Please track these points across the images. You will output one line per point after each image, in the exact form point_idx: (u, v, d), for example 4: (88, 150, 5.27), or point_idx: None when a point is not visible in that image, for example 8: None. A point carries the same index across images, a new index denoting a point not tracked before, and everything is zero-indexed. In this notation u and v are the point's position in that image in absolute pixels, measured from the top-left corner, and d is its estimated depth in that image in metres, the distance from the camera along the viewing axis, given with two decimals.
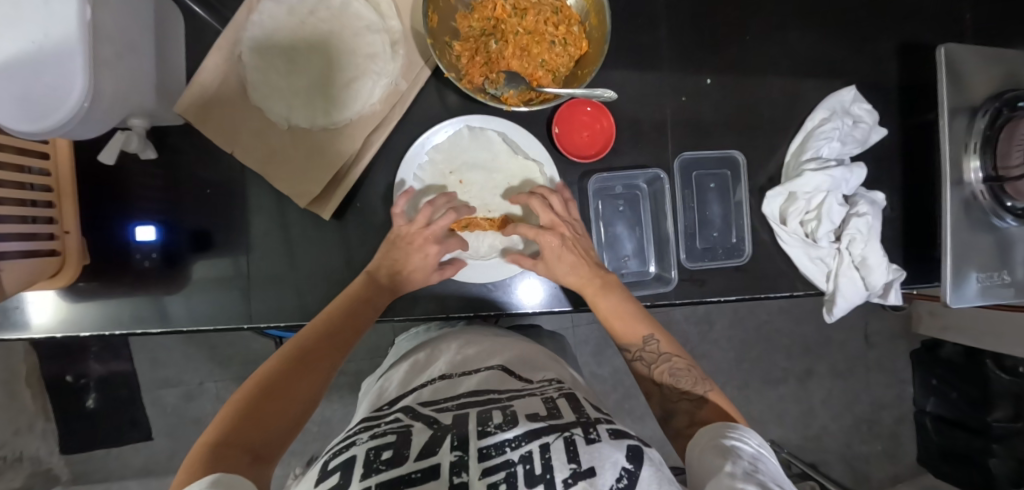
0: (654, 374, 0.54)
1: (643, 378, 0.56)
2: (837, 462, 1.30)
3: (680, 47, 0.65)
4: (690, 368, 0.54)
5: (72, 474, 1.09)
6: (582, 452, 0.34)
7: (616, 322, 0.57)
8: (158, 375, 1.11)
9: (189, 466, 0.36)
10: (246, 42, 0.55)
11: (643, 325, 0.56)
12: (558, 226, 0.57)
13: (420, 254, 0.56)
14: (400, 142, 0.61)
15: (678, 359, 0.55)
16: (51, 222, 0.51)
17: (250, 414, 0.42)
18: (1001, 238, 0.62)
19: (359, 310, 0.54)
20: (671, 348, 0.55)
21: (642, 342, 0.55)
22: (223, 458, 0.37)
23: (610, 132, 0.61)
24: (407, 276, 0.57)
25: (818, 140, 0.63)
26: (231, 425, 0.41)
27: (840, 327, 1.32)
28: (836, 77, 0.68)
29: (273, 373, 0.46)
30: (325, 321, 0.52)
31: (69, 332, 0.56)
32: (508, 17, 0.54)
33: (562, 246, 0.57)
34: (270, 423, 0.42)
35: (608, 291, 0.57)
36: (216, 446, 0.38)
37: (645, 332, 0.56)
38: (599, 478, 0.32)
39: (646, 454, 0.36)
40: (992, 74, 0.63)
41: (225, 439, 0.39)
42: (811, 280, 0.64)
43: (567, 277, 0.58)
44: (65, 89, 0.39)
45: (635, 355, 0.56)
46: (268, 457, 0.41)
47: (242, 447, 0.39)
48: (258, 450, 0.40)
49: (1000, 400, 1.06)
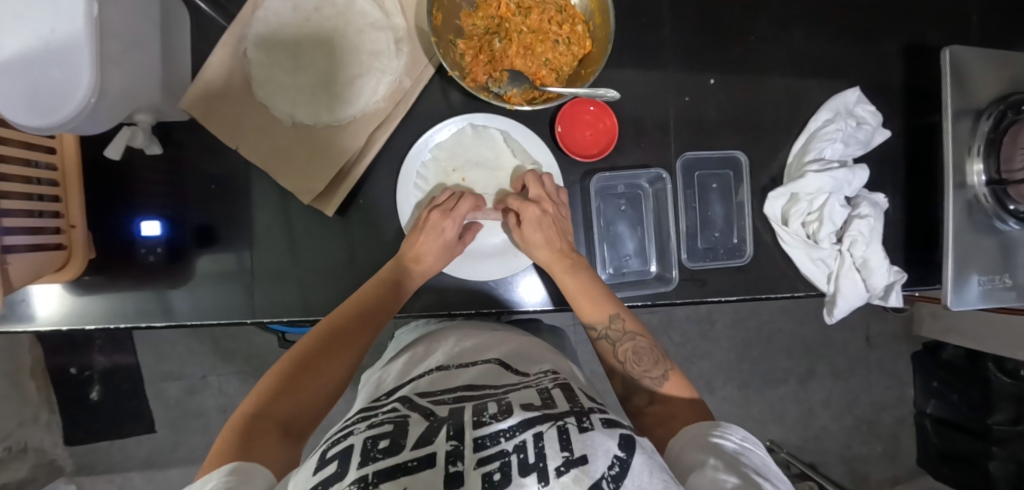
0: (617, 353, 0.55)
1: (607, 356, 0.56)
2: (836, 462, 1.31)
3: (684, 46, 0.65)
4: (653, 348, 0.54)
5: (76, 465, 1.11)
6: (574, 439, 0.34)
7: (583, 301, 0.56)
8: (162, 368, 1.12)
9: (224, 435, 0.39)
10: (252, 39, 0.55)
11: (609, 304, 0.56)
12: (543, 201, 0.58)
13: (439, 232, 0.56)
14: (404, 139, 0.61)
15: (642, 339, 0.55)
16: (57, 216, 0.52)
17: (281, 393, 0.44)
18: (1004, 241, 0.61)
19: (389, 294, 0.54)
20: (636, 328, 0.55)
21: (608, 320, 0.55)
22: (255, 431, 0.40)
23: (613, 132, 0.61)
24: (431, 258, 0.56)
25: (822, 141, 0.63)
26: (267, 400, 0.43)
27: (840, 328, 1.32)
28: (840, 77, 0.68)
29: (307, 352, 0.48)
30: (356, 303, 0.53)
31: (74, 324, 0.57)
32: (512, 16, 0.55)
33: (542, 218, 0.57)
34: (301, 401, 0.45)
35: (578, 270, 0.58)
36: (249, 420, 0.41)
37: (611, 311, 0.56)
38: (591, 465, 0.32)
39: (638, 443, 0.36)
40: (997, 76, 0.62)
41: (259, 414, 0.42)
42: (811, 281, 0.65)
43: (538, 249, 0.58)
44: (69, 81, 0.40)
45: (600, 333, 0.56)
46: (299, 433, 0.43)
47: (272, 422, 0.41)
48: (289, 427, 0.42)
49: (1000, 402, 1.05)
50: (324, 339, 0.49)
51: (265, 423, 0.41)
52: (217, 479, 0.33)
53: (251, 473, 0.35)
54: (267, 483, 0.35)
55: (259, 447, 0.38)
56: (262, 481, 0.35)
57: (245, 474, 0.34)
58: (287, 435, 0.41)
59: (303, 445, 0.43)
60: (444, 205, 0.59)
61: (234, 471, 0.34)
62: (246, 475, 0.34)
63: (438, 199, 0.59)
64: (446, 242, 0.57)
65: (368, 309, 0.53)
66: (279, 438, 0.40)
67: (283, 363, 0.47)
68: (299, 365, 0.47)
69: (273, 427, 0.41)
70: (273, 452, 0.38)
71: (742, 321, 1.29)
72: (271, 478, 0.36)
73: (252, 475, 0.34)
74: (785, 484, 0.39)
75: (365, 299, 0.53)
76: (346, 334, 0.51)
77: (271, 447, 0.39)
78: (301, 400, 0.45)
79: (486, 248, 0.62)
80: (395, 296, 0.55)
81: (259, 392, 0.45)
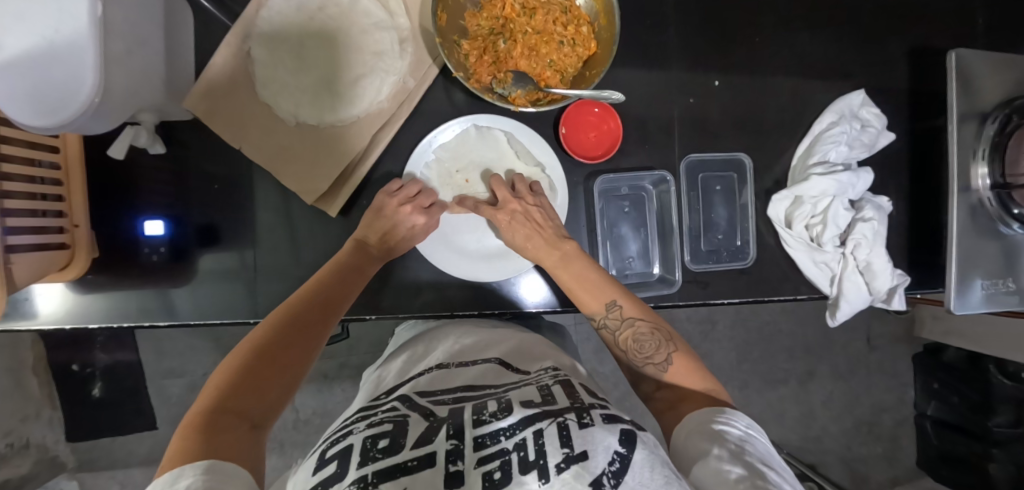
0: (619, 341, 0.54)
1: (612, 345, 0.55)
2: (836, 463, 1.31)
3: (689, 47, 0.64)
4: (655, 331, 0.52)
5: (77, 460, 1.11)
6: (575, 436, 0.34)
7: (579, 290, 0.56)
8: (163, 365, 1.13)
9: (184, 433, 0.37)
10: (255, 38, 0.55)
11: (608, 292, 0.55)
12: (509, 203, 0.58)
13: (405, 223, 0.56)
14: (407, 139, 0.61)
15: (643, 323, 0.53)
16: (60, 216, 0.52)
17: (241, 384, 0.43)
18: (1007, 245, 0.61)
19: (347, 278, 0.54)
20: (636, 312, 0.54)
21: (605, 309, 0.55)
22: (219, 427, 0.38)
23: (617, 134, 0.61)
24: (400, 243, 0.57)
25: (826, 145, 0.63)
26: (226, 392, 0.42)
27: (841, 329, 1.32)
28: (845, 79, 0.67)
29: (264, 340, 0.46)
30: (315, 290, 0.52)
31: (77, 323, 0.57)
32: (517, 16, 0.54)
33: (512, 222, 0.57)
34: (263, 390, 0.43)
35: (571, 261, 0.57)
36: (210, 415, 0.39)
37: (608, 299, 0.55)
38: (591, 462, 0.31)
39: (640, 438, 0.36)
40: (1004, 79, 0.62)
41: (219, 407, 0.40)
42: (814, 284, 0.65)
43: (525, 249, 0.58)
44: (71, 77, 0.40)
45: (600, 323, 0.55)
46: (262, 423, 0.42)
47: (236, 417, 0.40)
48: (252, 418, 0.41)
49: (1001, 405, 1.05)
50: (283, 327, 0.48)
51: (227, 418, 0.39)
52: (192, 477, 0.33)
53: (226, 473, 0.34)
54: (247, 483, 0.35)
55: (226, 445, 0.37)
56: (242, 480, 0.35)
57: (221, 475, 0.34)
58: (250, 429, 0.40)
59: (266, 438, 0.42)
60: (415, 197, 0.58)
61: (209, 470, 0.34)
62: (222, 475, 0.34)
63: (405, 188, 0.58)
64: (414, 231, 0.57)
65: (327, 298, 0.52)
66: (244, 433, 0.39)
67: (239, 352, 0.45)
68: (258, 353, 0.45)
69: (237, 423, 0.40)
70: (239, 449, 0.38)
71: (744, 321, 1.29)
72: (250, 477, 0.36)
73: (231, 474, 0.34)
74: (790, 472, 0.39)
75: (325, 287, 0.52)
76: (305, 322, 0.49)
77: (237, 445, 0.38)
78: (263, 389, 0.43)
79: (488, 250, 0.62)
80: (354, 286, 0.54)
81: (216, 383, 0.43)
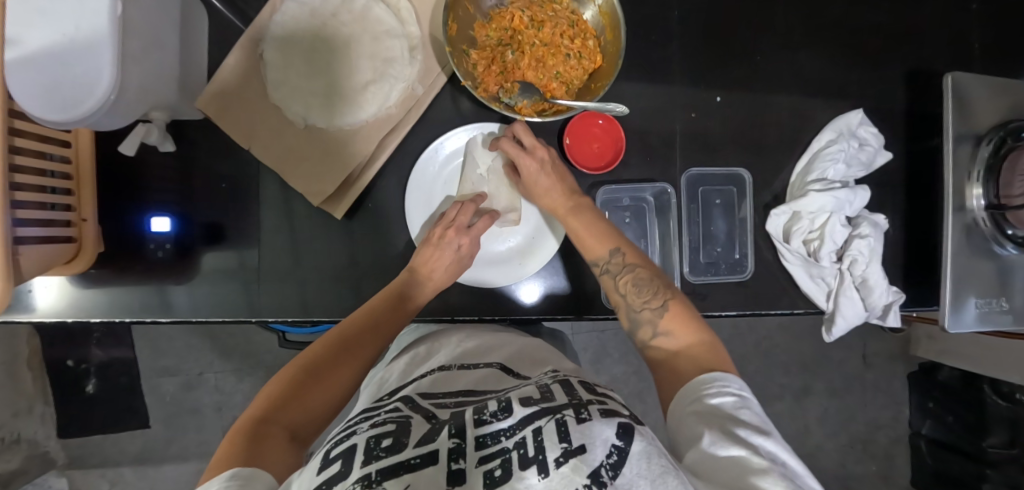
0: (618, 286, 0.55)
1: (611, 293, 0.56)
2: (830, 480, 1.30)
3: (691, 62, 0.66)
4: (653, 278, 0.54)
5: (68, 457, 1.10)
6: (573, 430, 0.34)
7: (584, 237, 0.57)
8: (158, 363, 1.12)
9: (231, 438, 0.40)
10: (268, 41, 0.56)
11: (609, 240, 0.57)
12: (536, 149, 0.60)
13: (454, 247, 0.57)
14: (413, 145, 0.62)
15: (643, 270, 0.55)
16: (68, 210, 0.52)
17: (287, 398, 0.45)
18: (1002, 266, 0.62)
19: (397, 309, 0.55)
20: (636, 260, 0.56)
21: (607, 256, 0.56)
22: (261, 436, 0.40)
23: (621, 145, 0.61)
24: (444, 270, 0.57)
25: (824, 162, 0.64)
26: (273, 406, 0.44)
27: (838, 346, 1.33)
28: (844, 99, 0.69)
29: (315, 361, 0.49)
30: (365, 314, 0.54)
31: (79, 316, 0.57)
32: (525, 28, 0.56)
33: (540, 169, 0.59)
34: (308, 409, 0.46)
35: (581, 211, 0.58)
36: (258, 425, 0.41)
37: (610, 247, 0.56)
38: (590, 454, 0.32)
39: (637, 430, 0.36)
40: (999, 104, 0.64)
41: (266, 420, 0.42)
42: (810, 298, 0.65)
43: (542, 199, 0.60)
44: (91, 74, 0.40)
45: (601, 269, 0.56)
46: (303, 439, 0.44)
47: (280, 429, 0.42)
48: (295, 433, 0.43)
49: (995, 425, 1.06)
50: (332, 350, 0.50)
51: (271, 430, 0.41)
52: (217, 486, 0.33)
53: (251, 478, 0.35)
54: (269, 484, 0.35)
55: (266, 452, 0.38)
56: (263, 481, 0.35)
57: (245, 479, 0.34)
58: (292, 441, 0.42)
59: (306, 453, 0.43)
60: (456, 221, 0.59)
61: (236, 475, 0.34)
62: (249, 481, 0.34)
63: (446, 213, 0.60)
64: (460, 256, 0.58)
65: (376, 323, 0.53)
66: (286, 445, 0.41)
67: (290, 370, 0.48)
68: (308, 373, 0.48)
69: (280, 433, 0.41)
70: (280, 461, 0.39)
71: (741, 335, 1.30)
72: (272, 479, 0.36)
73: (252, 479, 0.34)
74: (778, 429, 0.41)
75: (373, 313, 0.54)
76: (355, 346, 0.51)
77: (277, 453, 0.39)
78: (308, 408, 0.46)
79: (491, 256, 0.63)
80: (404, 313, 0.55)
81: (267, 396, 0.46)
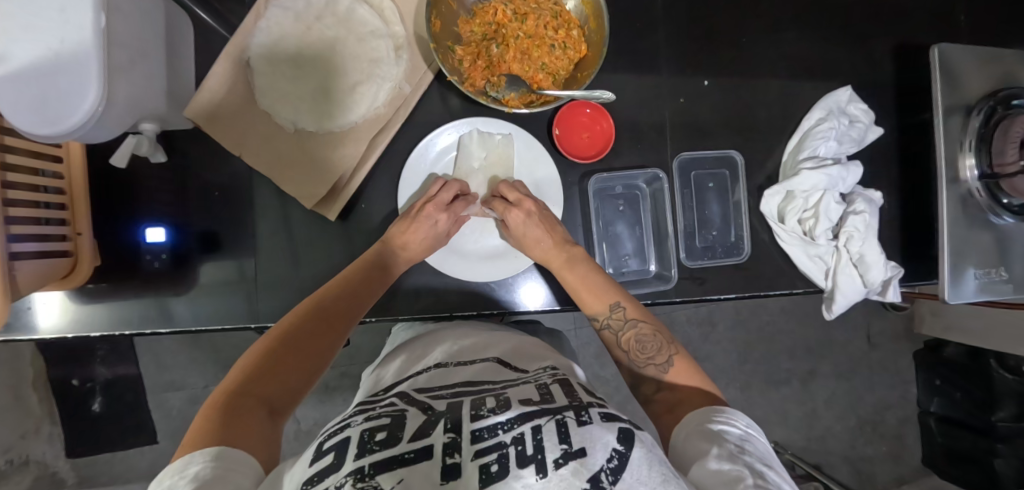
0: (621, 342, 0.56)
1: (612, 347, 0.57)
2: (841, 463, 1.30)
3: (677, 48, 0.66)
4: (656, 333, 0.55)
5: (78, 477, 1.11)
6: (573, 433, 0.34)
7: (584, 293, 0.58)
8: (163, 378, 1.12)
9: (207, 415, 0.40)
10: (253, 48, 0.56)
11: (609, 294, 0.57)
12: (524, 202, 0.60)
13: (430, 223, 0.58)
14: (403, 145, 0.62)
15: (645, 325, 0.55)
16: (62, 224, 0.53)
17: (264, 369, 0.45)
18: (999, 236, 0.62)
19: (373, 278, 0.55)
20: (637, 314, 0.56)
21: (608, 310, 0.56)
22: (238, 411, 0.40)
23: (610, 133, 0.62)
24: (419, 245, 0.57)
25: (815, 140, 0.64)
26: (253, 376, 0.44)
27: (842, 327, 1.32)
28: (833, 77, 0.69)
29: (290, 329, 0.49)
30: (341, 284, 0.53)
31: (80, 332, 0.57)
32: (509, 22, 0.56)
33: (528, 220, 0.58)
34: (285, 379, 0.45)
35: (575, 263, 0.59)
36: (235, 398, 0.42)
37: (611, 300, 0.57)
38: (589, 458, 0.32)
39: (637, 437, 0.36)
40: (986, 73, 0.64)
41: (244, 393, 0.43)
42: (809, 278, 0.65)
43: (531, 249, 0.59)
44: (75, 92, 0.41)
45: (602, 323, 0.57)
46: (281, 410, 0.44)
47: (258, 402, 0.42)
48: (273, 405, 0.43)
49: (1003, 399, 1.06)
50: (308, 318, 0.50)
51: (249, 402, 0.42)
52: (199, 465, 0.33)
53: (235, 461, 0.35)
54: (255, 473, 0.35)
55: (242, 428, 0.39)
56: (250, 470, 0.35)
57: (231, 461, 0.35)
58: (272, 416, 0.42)
59: (285, 422, 0.44)
60: (438, 197, 0.59)
61: (219, 455, 0.35)
62: (231, 462, 0.35)
63: (429, 190, 0.60)
64: (437, 232, 0.58)
65: (355, 291, 0.53)
66: (264, 418, 0.41)
67: (266, 341, 0.48)
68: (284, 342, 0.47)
69: (259, 408, 0.42)
70: (259, 434, 0.39)
71: (743, 322, 1.29)
72: (259, 468, 0.36)
73: (241, 464, 0.35)
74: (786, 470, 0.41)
75: (351, 281, 0.54)
76: (331, 315, 0.51)
77: (254, 426, 0.40)
78: (285, 377, 0.46)
79: (486, 250, 0.63)
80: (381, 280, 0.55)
81: (244, 367, 0.46)
